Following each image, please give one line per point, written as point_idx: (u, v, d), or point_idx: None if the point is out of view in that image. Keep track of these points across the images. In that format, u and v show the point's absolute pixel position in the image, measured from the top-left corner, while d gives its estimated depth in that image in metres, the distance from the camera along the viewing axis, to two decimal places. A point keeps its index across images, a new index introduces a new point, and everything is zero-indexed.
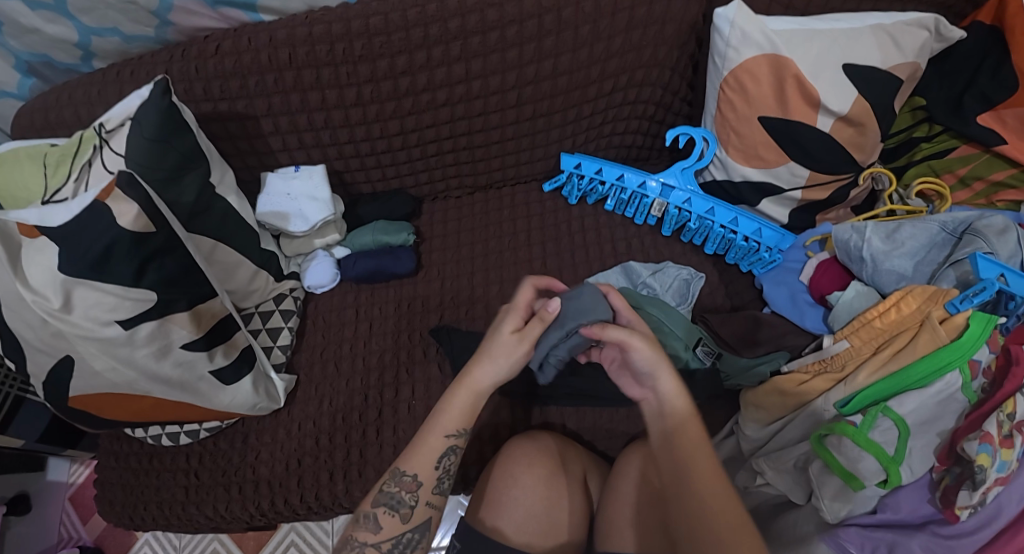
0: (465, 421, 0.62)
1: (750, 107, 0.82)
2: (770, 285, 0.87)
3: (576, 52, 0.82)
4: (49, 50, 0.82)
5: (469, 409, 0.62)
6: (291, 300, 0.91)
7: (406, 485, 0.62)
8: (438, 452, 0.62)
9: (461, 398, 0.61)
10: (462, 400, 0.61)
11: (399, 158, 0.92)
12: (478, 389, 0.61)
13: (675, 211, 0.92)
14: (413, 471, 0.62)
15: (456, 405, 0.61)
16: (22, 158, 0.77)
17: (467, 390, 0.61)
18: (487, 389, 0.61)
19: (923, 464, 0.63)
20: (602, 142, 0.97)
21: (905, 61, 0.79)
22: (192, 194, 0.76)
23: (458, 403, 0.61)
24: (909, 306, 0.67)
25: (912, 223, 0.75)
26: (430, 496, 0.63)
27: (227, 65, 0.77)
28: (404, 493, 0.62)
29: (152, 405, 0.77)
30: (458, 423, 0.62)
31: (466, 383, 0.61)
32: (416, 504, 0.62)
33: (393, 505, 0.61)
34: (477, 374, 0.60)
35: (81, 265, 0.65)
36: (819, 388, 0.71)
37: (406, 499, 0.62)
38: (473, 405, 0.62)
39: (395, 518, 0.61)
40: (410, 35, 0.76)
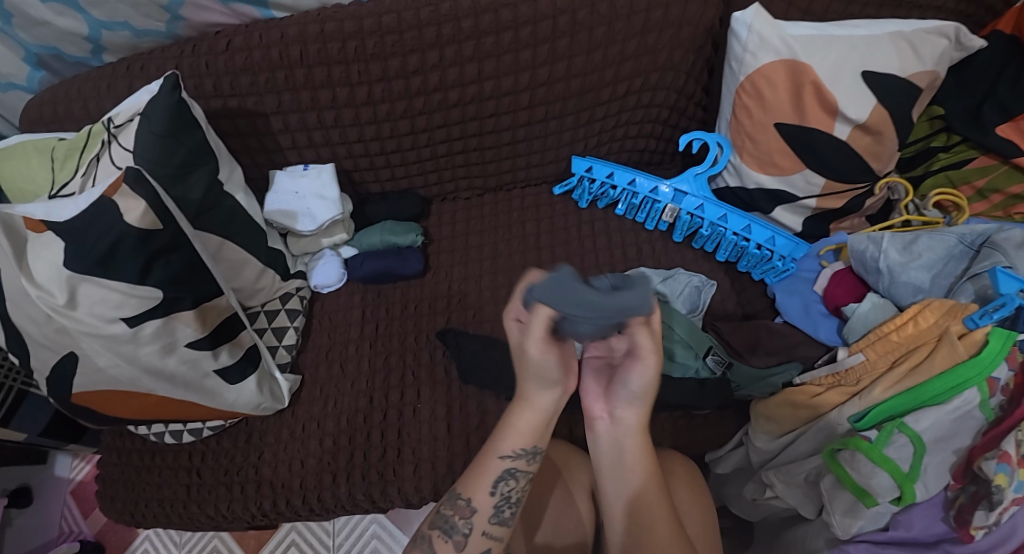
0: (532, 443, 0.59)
1: (766, 114, 0.81)
2: (783, 295, 0.85)
3: (590, 54, 0.80)
4: (59, 44, 0.81)
5: (536, 431, 0.58)
6: (297, 300, 0.90)
7: (459, 510, 0.59)
8: (499, 475, 0.59)
9: (526, 417, 0.58)
10: (527, 422, 0.58)
11: (408, 158, 0.92)
12: (538, 408, 0.57)
13: (687, 217, 0.91)
14: (467, 496, 0.60)
15: (522, 426, 0.58)
16: (30, 151, 0.77)
17: (531, 412, 0.58)
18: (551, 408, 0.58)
19: (938, 482, 0.61)
20: (614, 146, 0.95)
21: (924, 70, 0.77)
22: (199, 190, 0.75)
23: (522, 422, 0.58)
24: (926, 321, 0.66)
25: (930, 235, 0.73)
26: (487, 525, 0.59)
27: (237, 61, 0.76)
28: (458, 518, 0.59)
29: (154, 403, 0.76)
30: (527, 441, 0.58)
31: (527, 404, 0.58)
32: (472, 532, 0.59)
33: (447, 529, 0.59)
34: (538, 396, 0.56)
35: (87, 259, 0.64)
36: (833, 401, 0.70)
37: (460, 525, 0.59)
38: (543, 425, 0.59)
39: (449, 543, 0.58)
40: (422, 34, 0.75)
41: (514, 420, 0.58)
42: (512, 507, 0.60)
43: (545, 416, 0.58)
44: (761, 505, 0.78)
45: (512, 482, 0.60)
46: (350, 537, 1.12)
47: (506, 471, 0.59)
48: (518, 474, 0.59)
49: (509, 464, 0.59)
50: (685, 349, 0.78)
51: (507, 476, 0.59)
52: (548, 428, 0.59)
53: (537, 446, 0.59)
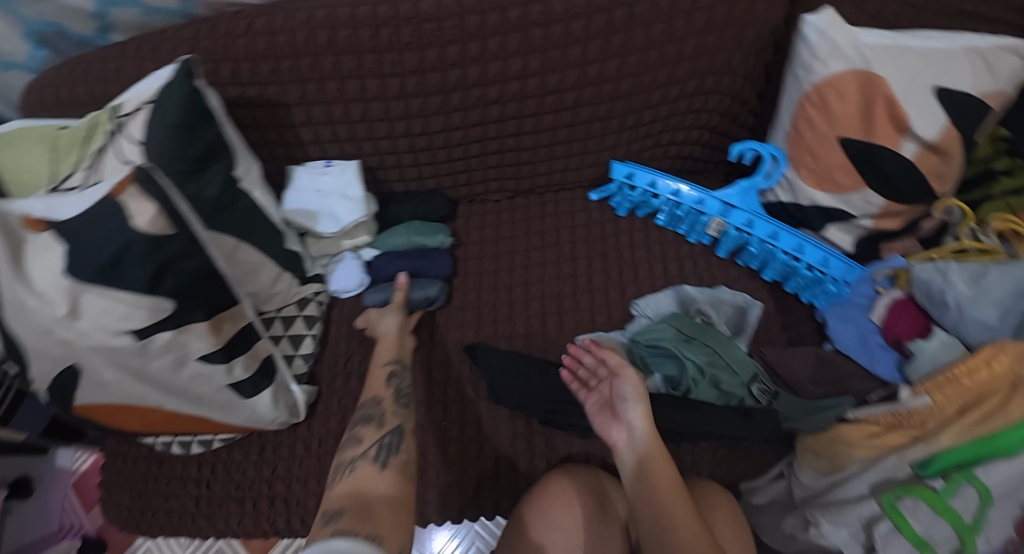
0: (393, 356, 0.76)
1: (831, 127, 0.75)
2: (835, 322, 0.78)
3: (644, 53, 0.74)
4: (62, 20, 0.73)
5: (395, 345, 0.78)
6: (315, 306, 0.85)
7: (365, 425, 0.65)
8: (358, 417, 0.68)
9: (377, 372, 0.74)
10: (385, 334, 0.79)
11: (439, 156, 0.85)
12: (385, 355, 0.76)
13: (734, 232, 0.86)
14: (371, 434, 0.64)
15: (373, 376, 0.73)
16: (29, 138, 0.69)
17: (385, 337, 0.79)
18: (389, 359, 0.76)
19: (1001, 534, 0.58)
20: (657, 152, 0.90)
21: (999, 88, 0.72)
22: (216, 187, 0.68)
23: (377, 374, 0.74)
24: (1001, 365, 0.61)
25: (999, 269, 0.68)
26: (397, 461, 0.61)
27: (259, 46, 0.69)
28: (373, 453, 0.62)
29: (163, 417, 0.71)
30: (390, 356, 0.76)
31: (385, 339, 0.79)
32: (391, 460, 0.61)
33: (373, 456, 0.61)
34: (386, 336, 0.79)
35: (92, 267, 0.58)
36: (893, 444, 0.66)
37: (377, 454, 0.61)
38: (384, 372, 0.74)
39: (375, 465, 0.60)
40: (464, 23, 0.69)
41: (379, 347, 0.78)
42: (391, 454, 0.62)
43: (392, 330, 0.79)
44: (799, 541, 0.74)
45: (370, 418, 0.67)
46: None
47: (366, 409, 0.69)
48: (372, 406, 0.69)
49: (369, 406, 0.69)
50: (726, 376, 0.73)
51: (371, 423, 0.66)
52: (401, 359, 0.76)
53: (396, 362, 0.75)
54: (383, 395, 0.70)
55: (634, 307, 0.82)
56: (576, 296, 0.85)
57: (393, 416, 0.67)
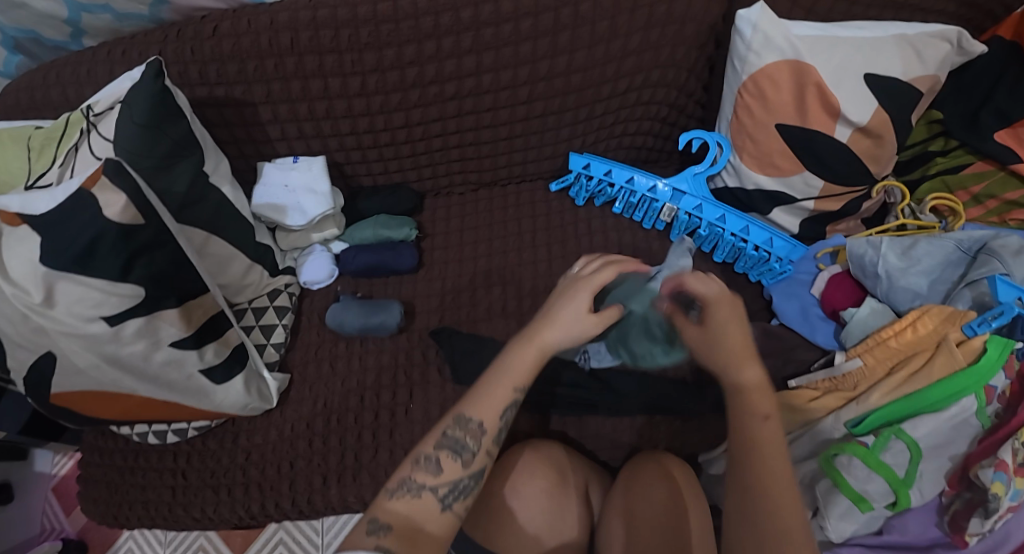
0: (567, 340, 0.59)
1: (768, 114, 0.80)
2: (780, 298, 0.83)
3: (591, 48, 0.78)
4: (36, 27, 0.77)
5: (538, 361, 0.58)
6: (286, 297, 0.88)
7: (470, 431, 0.54)
8: (447, 434, 0.54)
9: (528, 353, 0.58)
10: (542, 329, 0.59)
11: (402, 151, 0.89)
12: (553, 336, 0.59)
13: (685, 217, 0.91)
14: (477, 417, 0.55)
15: (493, 392, 0.56)
16: (5, 139, 0.73)
17: (534, 346, 0.59)
18: (552, 352, 0.59)
19: (933, 488, 0.62)
20: (612, 143, 0.95)
21: (926, 74, 0.77)
22: (184, 183, 0.71)
23: (520, 359, 0.58)
24: (925, 327, 0.66)
25: (928, 240, 0.73)
26: (491, 445, 0.55)
27: (224, 48, 0.73)
28: (468, 438, 0.54)
29: (137, 404, 0.74)
30: (525, 380, 0.57)
31: (535, 340, 0.59)
32: (478, 451, 0.54)
33: (455, 449, 0.53)
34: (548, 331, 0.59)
35: (64, 257, 0.61)
36: (829, 406, 0.70)
37: (469, 445, 0.54)
38: (506, 399, 0.56)
39: (456, 463, 0.53)
40: (419, 24, 0.73)
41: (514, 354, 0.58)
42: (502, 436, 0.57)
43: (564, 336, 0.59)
44: None
45: (461, 449, 0.54)
46: (339, 536, 1.11)
47: (449, 431, 0.54)
48: (469, 433, 0.54)
49: (452, 427, 0.55)
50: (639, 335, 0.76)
51: (456, 455, 0.53)
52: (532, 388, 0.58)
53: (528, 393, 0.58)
54: (490, 421, 0.55)
55: None
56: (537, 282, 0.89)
57: (484, 459, 0.55)
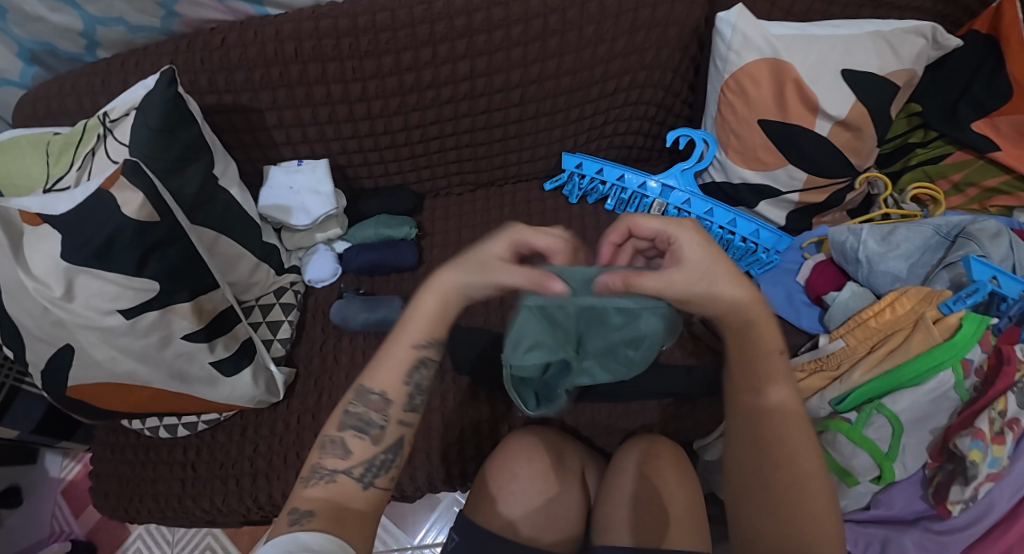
0: (464, 284, 0.55)
1: (750, 110, 0.84)
2: (767, 285, 0.88)
3: (579, 52, 0.82)
4: (53, 39, 0.82)
5: (438, 312, 0.57)
6: (291, 294, 0.91)
7: (374, 405, 0.57)
8: (349, 412, 0.56)
9: (430, 301, 0.57)
10: (443, 278, 0.56)
11: (402, 153, 0.93)
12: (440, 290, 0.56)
13: (674, 212, 0.94)
14: (380, 389, 0.57)
15: (393, 357, 0.57)
16: (24, 145, 0.77)
17: (434, 294, 0.56)
18: (458, 298, 0.57)
19: (916, 461, 0.64)
20: (603, 142, 0.99)
21: (902, 68, 0.80)
22: (195, 185, 0.75)
23: (422, 307, 0.57)
24: (903, 307, 0.68)
25: (907, 227, 0.77)
26: (402, 413, 0.57)
27: (232, 57, 0.77)
28: (373, 413, 0.56)
29: (150, 396, 0.77)
30: (422, 336, 0.57)
31: (432, 285, 0.57)
32: (388, 423, 0.57)
33: (361, 427, 0.56)
34: (445, 275, 0.56)
35: (85, 251, 0.65)
36: (815, 386, 0.72)
37: (375, 420, 0.56)
38: (407, 359, 0.57)
39: (365, 440, 0.56)
40: (415, 32, 0.77)
41: (419, 302, 0.57)
42: (423, 394, 0.59)
43: (485, 287, 0.55)
44: None
45: (366, 426, 0.56)
46: None
47: (351, 408, 0.57)
48: (374, 408, 0.56)
49: (352, 404, 0.57)
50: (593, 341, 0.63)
51: (364, 431, 0.56)
52: (438, 339, 0.58)
53: (431, 349, 0.58)
54: (394, 390, 0.57)
55: None
56: None
57: (396, 427, 0.57)
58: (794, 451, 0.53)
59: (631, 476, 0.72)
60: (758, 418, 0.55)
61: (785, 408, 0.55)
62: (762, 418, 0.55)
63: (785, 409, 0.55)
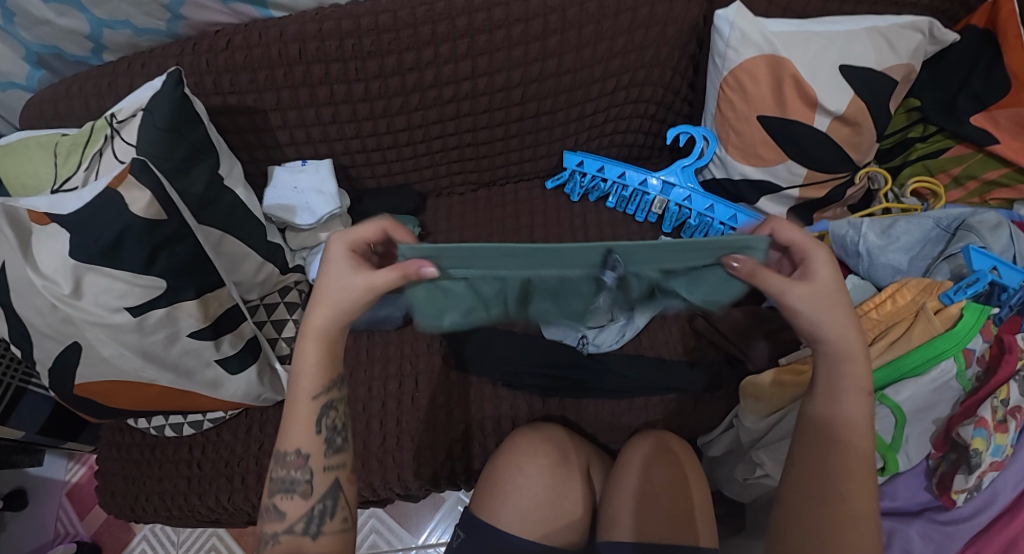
0: (338, 317, 0.55)
1: (749, 106, 0.84)
2: None
3: (579, 51, 0.83)
4: (59, 42, 0.83)
5: (324, 354, 0.56)
6: (296, 293, 0.93)
7: (291, 465, 0.56)
8: (274, 477, 0.56)
9: (309, 347, 0.56)
10: (313, 318, 0.55)
11: (405, 153, 0.94)
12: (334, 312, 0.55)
13: (675, 208, 0.96)
14: (295, 447, 0.56)
15: (296, 416, 0.56)
16: (31, 147, 0.78)
17: (311, 337, 0.56)
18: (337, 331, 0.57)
19: (919, 451, 0.64)
20: (603, 141, 1.00)
21: (899, 63, 0.81)
22: (201, 184, 0.76)
23: (307, 353, 0.56)
24: (904, 298, 0.68)
25: (907, 219, 0.78)
26: (323, 462, 0.57)
27: (238, 58, 0.78)
28: (294, 471, 0.56)
29: (157, 393, 0.77)
30: (314, 385, 0.56)
31: (307, 330, 0.56)
32: (313, 475, 0.56)
33: (288, 487, 0.56)
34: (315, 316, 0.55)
35: (93, 249, 0.66)
36: None
37: (297, 477, 0.56)
38: (311, 414, 0.57)
39: (296, 498, 0.56)
40: (418, 32, 0.78)
41: (298, 351, 0.56)
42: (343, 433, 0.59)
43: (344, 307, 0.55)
44: (753, 486, 0.77)
45: (292, 485, 0.56)
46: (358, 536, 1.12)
47: (275, 474, 0.57)
48: (293, 467, 0.56)
49: (275, 469, 0.57)
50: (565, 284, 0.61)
51: (292, 490, 0.56)
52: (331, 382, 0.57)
53: (329, 394, 0.57)
54: (309, 444, 0.57)
55: None
56: None
57: (324, 476, 0.57)
58: (841, 480, 0.53)
59: (636, 471, 0.73)
60: (826, 440, 0.55)
61: (851, 425, 0.54)
62: (832, 443, 0.55)
63: (853, 422, 0.54)
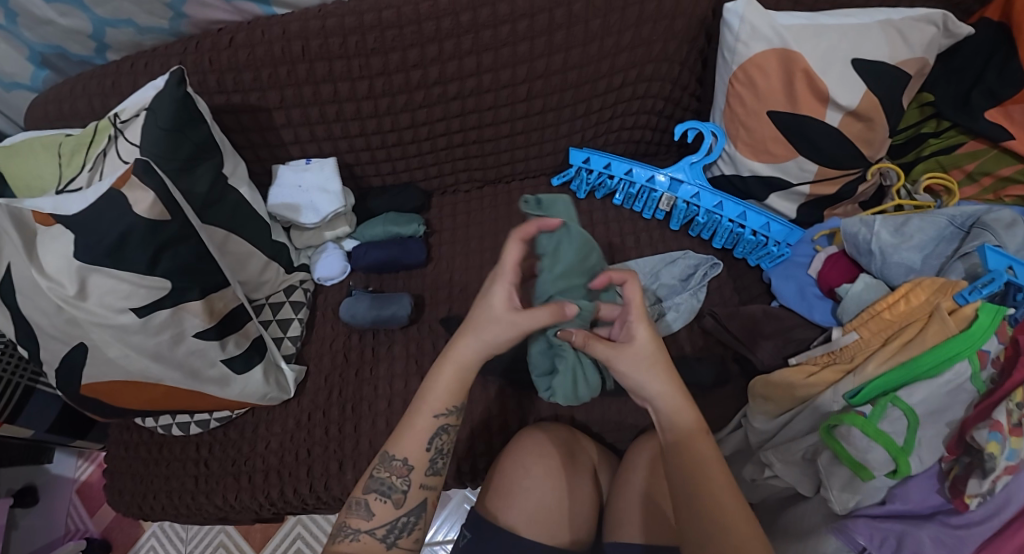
0: (483, 349, 0.59)
1: (759, 101, 0.83)
2: (778, 280, 0.88)
3: (586, 46, 0.82)
4: (63, 43, 0.83)
5: (457, 379, 0.60)
6: (301, 292, 0.93)
7: (396, 470, 0.60)
8: (375, 476, 0.60)
9: (445, 373, 0.60)
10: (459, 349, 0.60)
11: (409, 151, 0.94)
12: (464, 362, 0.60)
13: (683, 205, 0.96)
14: (402, 455, 0.60)
15: (414, 426, 0.60)
16: (37, 148, 0.78)
17: (453, 365, 0.60)
18: (473, 365, 0.60)
19: (932, 454, 0.62)
20: (610, 137, 0.99)
21: (913, 57, 0.79)
22: (205, 183, 0.76)
23: (443, 380, 0.60)
24: (917, 299, 0.69)
25: (921, 216, 0.76)
26: (422, 478, 0.61)
27: (240, 57, 0.78)
28: (395, 477, 0.60)
29: (164, 393, 0.78)
30: (443, 404, 0.60)
31: (450, 356, 0.60)
32: (410, 488, 0.60)
33: (384, 491, 0.59)
34: (462, 348, 0.59)
35: (97, 250, 0.65)
36: (828, 380, 0.73)
37: (397, 484, 0.60)
38: (428, 430, 0.60)
39: (387, 503, 0.59)
40: (422, 28, 0.76)
41: (433, 375, 0.60)
42: (444, 458, 0.62)
43: (479, 351, 0.59)
44: (762, 487, 0.76)
45: (389, 490, 0.60)
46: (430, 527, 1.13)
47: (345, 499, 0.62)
48: (396, 473, 0.60)
49: (377, 469, 0.60)
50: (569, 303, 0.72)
51: (388, 495, 0.59)
52: (454, 409, 0.61)
53: (450, 415, 0.61)
54: (416, 456, 0.60)
55: None
56: None
57: (418, 491, 0.61)
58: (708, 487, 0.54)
59: (643, 473, 0.72)
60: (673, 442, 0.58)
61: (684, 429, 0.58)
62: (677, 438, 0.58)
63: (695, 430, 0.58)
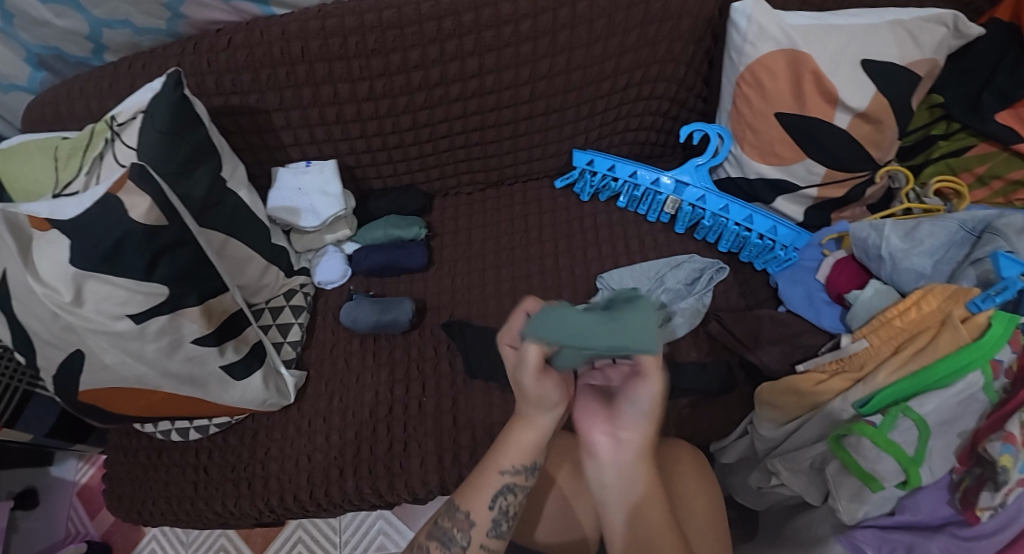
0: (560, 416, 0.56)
1: (766, 102, 0.82)
2: (786, 284, 0.88)
3: (590, 46, 0.80)
4: (60, 43, 0.82)
5: (535, 442, 0.57)
6: (301, 296, 0.92)
7: (459, 523, 0.58)
8: (438, 523, 0.59)
9: (525, 434, 0.57)
10: (529, 409, 0.56)
11: (411, 153, 0.92)
12: (539, 427, 0.57)
13: (689, 208, 0.95)
14: (467, 508, 0.59)
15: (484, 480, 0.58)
16: (33, 151, 0.77)
17: (534, 429, 0.57)
18: (552, 429, 0.57)
19: (943, 465, 0.61)
20: (615, 139, 0.97)
21: (923, 57, 0.77)
22: (203, 187, 0.74)
23: (522, 439, 0.58)
24: (928, 306, 0.68)
25: (931, 222, 0.75)
26: (485, 538, 0.58)
27: (239, 58, 0.76)
28: (456, 531, 0.58)
29: (162, 399, 0.77)
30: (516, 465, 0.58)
31: (525, 418, 0.58)
32: (469, 546, 0.57)
33: (445, 541, 0.58)
34: (537, 412, 0.56)
35: (93, 256, 0.64)
36: (837, 389, 0.71)
37: (459, 538, 0.58)
38: (495, 486, 0.58)
39: None
40: (423, 29, 0.75)
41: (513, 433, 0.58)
42: (510, 521, 0.59)
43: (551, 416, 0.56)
44: (768, 494, 0.77)
45: (450, 542, 0.58)
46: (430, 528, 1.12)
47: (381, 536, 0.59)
48: (459, 525, 0.58)
49: (442, 517, 0.59)
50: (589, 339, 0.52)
51: (447, 547, 0.57)
52: (532, 469, 0.58)
53: (519, 475, 0.58)
54: (479, 514, 0.58)
55: (600, 281, 0.91)
56: (544, 276, 0.94)
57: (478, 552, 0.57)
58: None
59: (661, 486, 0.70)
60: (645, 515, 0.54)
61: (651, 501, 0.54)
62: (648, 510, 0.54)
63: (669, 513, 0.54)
